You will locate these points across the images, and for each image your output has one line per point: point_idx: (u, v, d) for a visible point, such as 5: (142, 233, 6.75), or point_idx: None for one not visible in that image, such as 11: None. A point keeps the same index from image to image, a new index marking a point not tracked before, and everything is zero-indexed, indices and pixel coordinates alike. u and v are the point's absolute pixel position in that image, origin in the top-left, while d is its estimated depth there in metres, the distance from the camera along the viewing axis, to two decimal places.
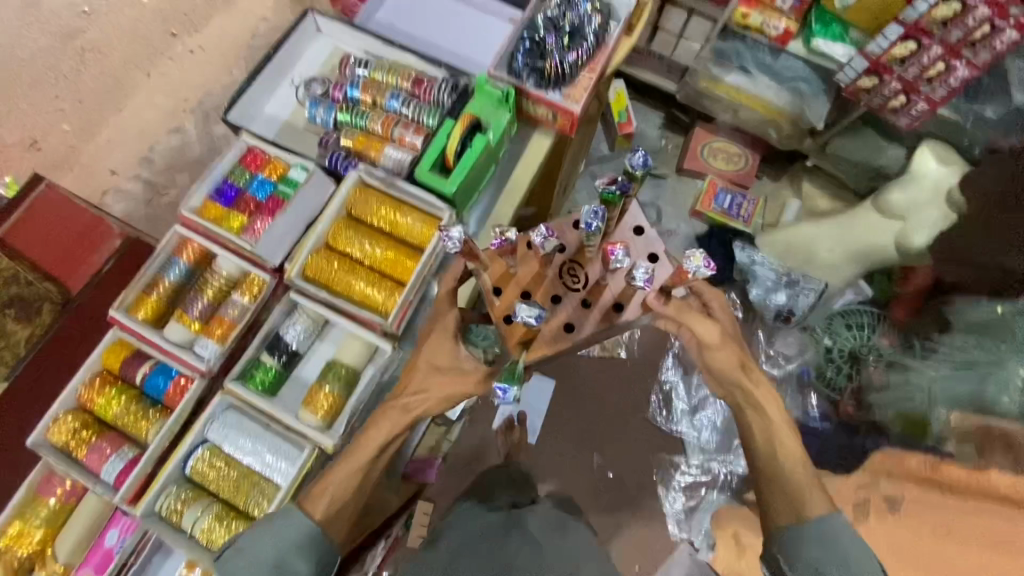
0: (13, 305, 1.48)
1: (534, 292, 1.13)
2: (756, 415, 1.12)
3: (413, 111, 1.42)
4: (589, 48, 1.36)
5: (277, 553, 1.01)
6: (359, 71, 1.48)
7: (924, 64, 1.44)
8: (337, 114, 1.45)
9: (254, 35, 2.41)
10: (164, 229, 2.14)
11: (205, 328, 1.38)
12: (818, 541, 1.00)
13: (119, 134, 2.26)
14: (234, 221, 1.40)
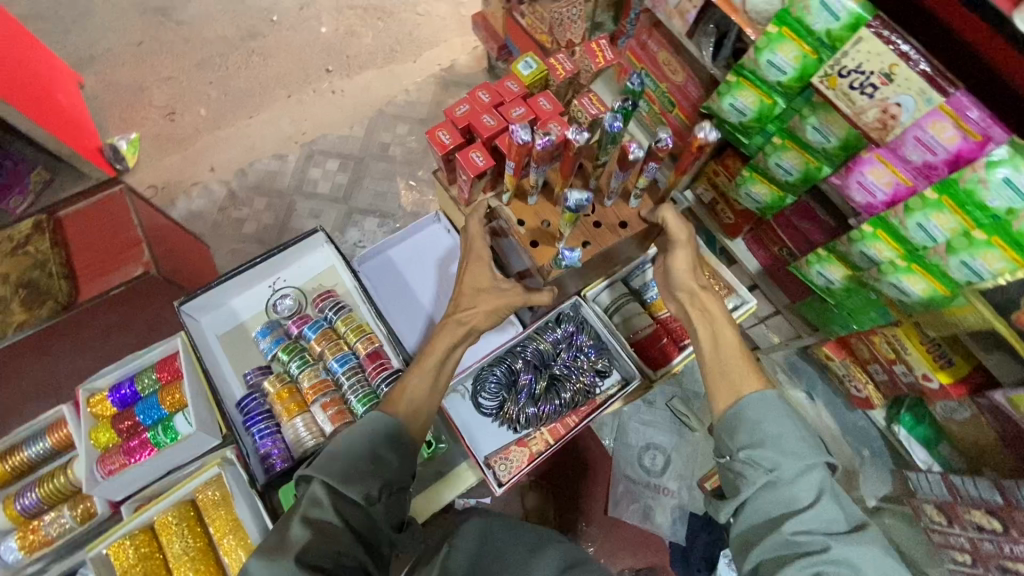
0: (28, 287, 1.61)
1: (556, 205, 1.08)
2: (713, 336, 1.03)
3: (349, 390, 1.18)
4: (560, 408, 1.14)
5: (370, 446, 0.86)
6: (329, 314, 1.27)
7: (1003, 552, 1.08)
8: (279, 352, 1.24)
9: (389, 101, 2.50)
10: (218, 239, 2.24)
11: (22, 526, 1.21)
12: (749, 421, 0.92)
13: (237, 138, 2.42)
14: (103, 432, 1.19)
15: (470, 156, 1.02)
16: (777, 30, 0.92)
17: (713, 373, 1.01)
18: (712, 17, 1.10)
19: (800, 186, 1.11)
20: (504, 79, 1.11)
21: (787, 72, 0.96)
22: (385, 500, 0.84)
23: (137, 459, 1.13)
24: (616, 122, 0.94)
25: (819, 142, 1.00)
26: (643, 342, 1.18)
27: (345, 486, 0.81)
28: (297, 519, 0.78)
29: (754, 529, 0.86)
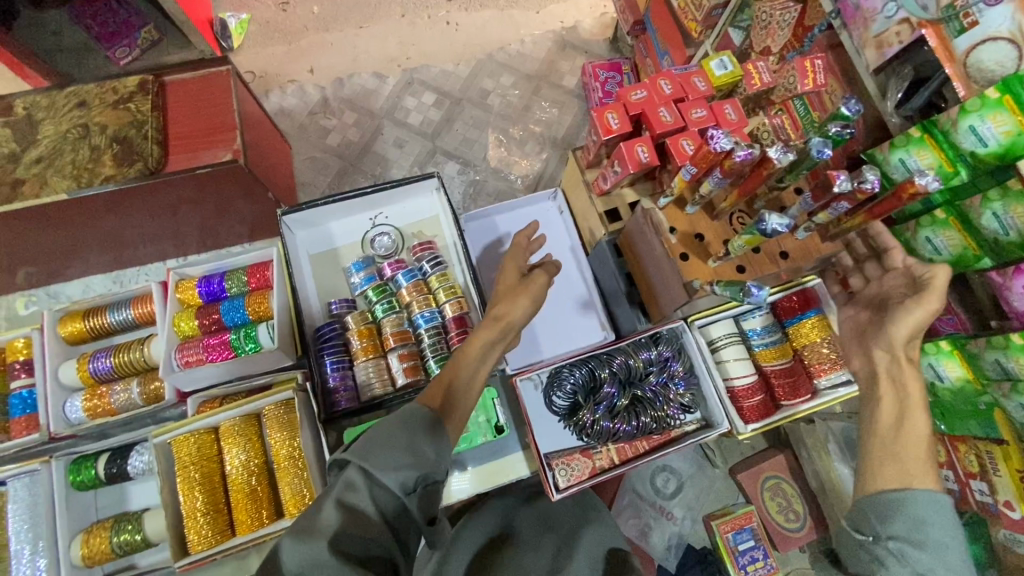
0: (120, 143, 1.61)
1: (713, 222, 1.02)
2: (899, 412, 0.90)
3: (428, 347, 1.19)
4: (631, 432, 1.13)
5: (409, 436, 0.85)
6: (426, 265, 1.25)
7: None
8: (369, 290, 1.24)
9: (501, 48, 2.39)
10: (300, 142, 2.22)
11: (91, 390, 1.26)
12: (912, 513, 0.81)
13: (342, 46, 2.37)
14: (183, 320, 1.20)
15: (636, 149, 1.07)
16: (997, 96, 0.82)
17: (874, 450, 0.90)
18: (911, 58, 0.97)
19: (946, 269, 1.01)
20: (692, 74, 1.13)
21: (988, 145, 0.86)
22: (419, 491, 0.82)
23: (213, 358, 1.16)
24: (824, 149, 0.82)
25: (993, 232, 0.91)
26: (742, 392, 1.08)
27: (382, 473, 0.80)
28: (331, 501, 0.78)
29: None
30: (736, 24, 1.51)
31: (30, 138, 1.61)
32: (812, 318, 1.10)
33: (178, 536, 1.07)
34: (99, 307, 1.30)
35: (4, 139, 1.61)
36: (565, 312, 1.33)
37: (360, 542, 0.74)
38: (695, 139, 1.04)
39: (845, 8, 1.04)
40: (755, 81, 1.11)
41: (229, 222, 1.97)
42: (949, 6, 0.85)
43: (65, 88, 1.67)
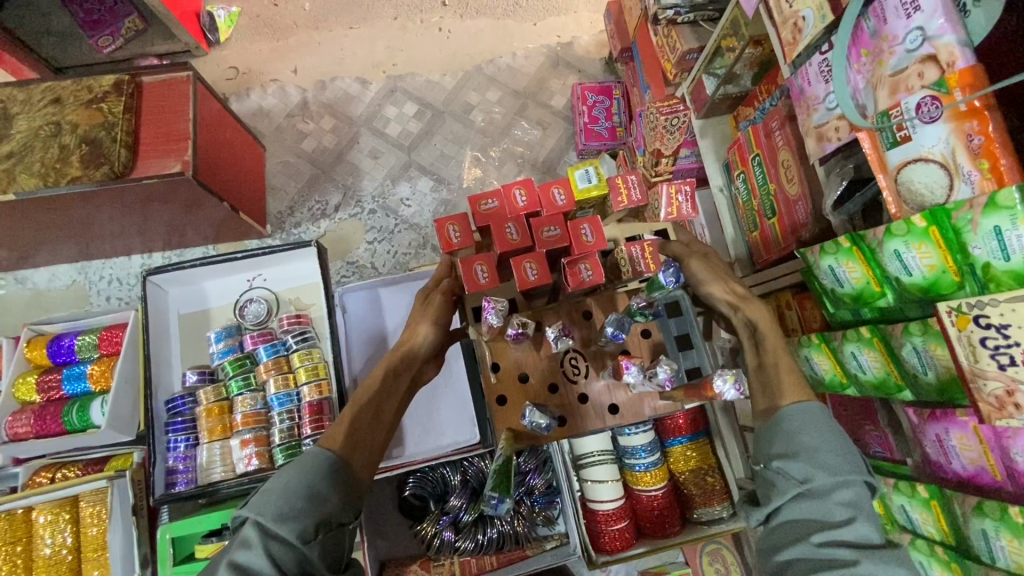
0: (90, 144, 1.59)
1: (541, 359, 0.87)
2: (760, 362, 0.83)
3: (276, 432, 1.15)
4: (481, 544, 1.07)
5: (306, 481, 0.72)
6: (287, 340, 1.22)
7: None
8: (227, 362, 1.22)
9: (492, 60, 2.29)
10: (274, 145, 2.19)
11: None
12: (779, 425, 0.75)
13: (329, 47, 2.30)
14: (25, 384, 1.24)
15: (472, 267, 0.87)
16: (923, 225, 0.72)
17: (756, 387, 0.82)
18: (855, 155, 0.87)
19: (869, 390, 0.90)
20: (551, 184, 0.93)
21: (913, 275, 0.75)
22: (322, 538, 0.70)
23: (42, 430, 1.19)
24: (620, 332, 0.81)
25: (913, 367, 0.81)
26: (609, 518, 1.02)
27: (278, 525, 0.67)
28: (223, 564, 0.66)
29: (780, 538, 0.70)
30: (709, 72, 1.37)
31: (4, 132, 1.59)
32: (685, 442, 1.10)
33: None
34: None
35: None
36: (434, 403, 1.10)
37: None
38: (540, 263, 0.87)
39: (793, 88, 0.94)
40: (621, 200, 0.95)
41: (193, 226, 1.96)
42: (883, 113, 0.75)
43: (42, 83, 1.65)
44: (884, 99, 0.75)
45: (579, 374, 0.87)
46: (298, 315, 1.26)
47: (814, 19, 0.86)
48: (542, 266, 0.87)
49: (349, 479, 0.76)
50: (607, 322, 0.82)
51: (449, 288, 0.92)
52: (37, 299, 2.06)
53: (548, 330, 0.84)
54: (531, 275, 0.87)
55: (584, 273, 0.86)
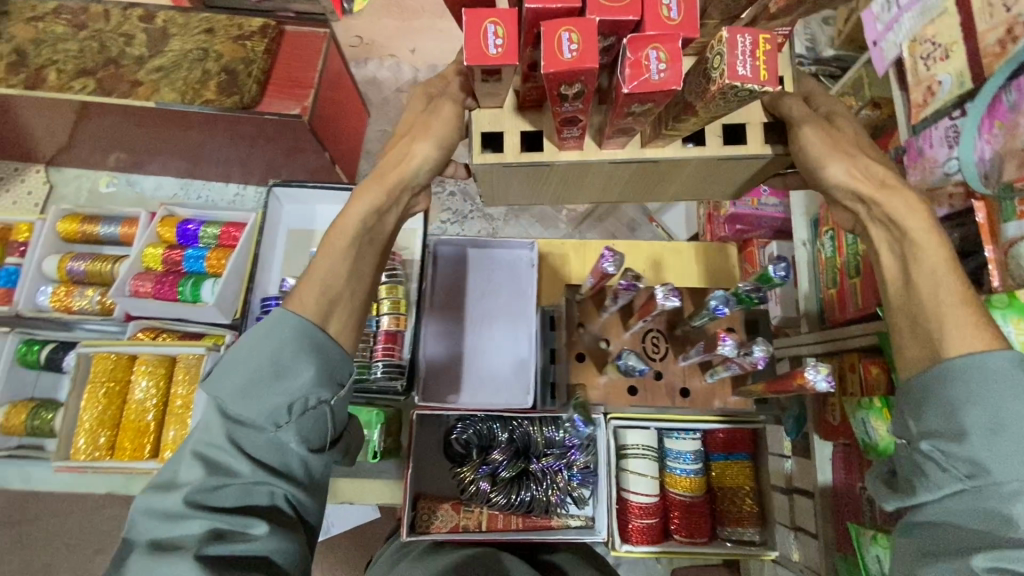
0: (227, 75, 1.75)
1: (625, 332, 0.94)
2: (919, 322, 0.78)
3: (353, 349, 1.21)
4: (513, 505, 1.03)
5: (271, 361, 0.80)
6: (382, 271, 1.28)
7: None
8: None
9: None
10: (378, 113, 2.33)
11: (62, 285, 1.42)
12: (945, 399, 0.71)
13: (448, 35, 2.43)
14: (152, 253, 1.39)
15: (483, 27, 0.72)
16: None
17: (905, 335, 0.80)
18: (963, 226, 0.88)
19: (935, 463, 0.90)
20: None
21: None
22: (295, 419, 0.78)
23: (160, 294, 1.33)
24: (722, 307, 0.83)
25: None
26: (633, 511, 0.98)
27: (244, 409, 0.77)
28: (188, 452, 0.76)
29: (943, 542, 0.67)
30: None
31: (159, 48, 1.78)
32: (743, 458, 1.02)
33: (64, 437, 1.23)
34: (95, 215, 1.48)
35: (138, 43, 1.80)
36: (492, 362, 1.19)
37: (234, 494, 0.74)
38: (584, 35, 0.68)
39: (911, 147, 0.94)
40: None
41: (291, 170, 2.11)
42: (1007, 186, 0.78)
43: (200, 14, 1.84)
44: (1011, 172, 0.77)
45: (659, 354, 0.93)
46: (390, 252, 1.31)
47: (950, 86, 0.88)
48: (587, 43, 0.68)
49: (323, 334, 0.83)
50: (712, 296, 0.84)
51: (461, 102, 0.94)
52: (141, 203, 2.25)
53: (657, 289, 0.81)
54: (568, 47, 0.68)
55: (655, 68, 0.68)
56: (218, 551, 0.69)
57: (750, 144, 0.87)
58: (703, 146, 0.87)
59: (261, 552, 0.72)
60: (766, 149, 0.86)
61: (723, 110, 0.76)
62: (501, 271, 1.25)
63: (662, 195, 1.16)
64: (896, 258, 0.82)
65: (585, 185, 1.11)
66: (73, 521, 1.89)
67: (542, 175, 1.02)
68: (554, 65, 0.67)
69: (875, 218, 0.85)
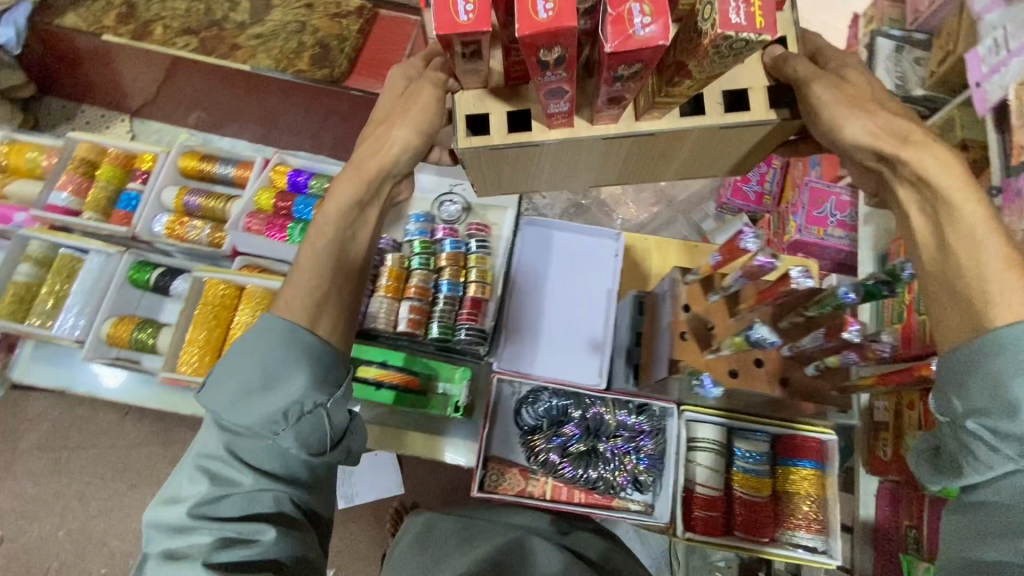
0: (321, 48, 1.89)
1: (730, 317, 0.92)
2: (968, 296, 0.73)
3: (438, 312, 1.25)
4: (580, 478, 1.17)
5: (263, 370, 0.82)
6: (473, 242, 1.31)
7: None
8: (417, 240, 1.31)
9: None
10: None
11: (176, 214, 1.50)
12: (991, 373, 0.68)
13: None
14: (265, 196, 1.48)
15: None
16: None
17: (942, 304, 0.77)
18: None
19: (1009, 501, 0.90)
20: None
21: None
22: (293, 426, 0.80)
23: (269, 233, 1.41)
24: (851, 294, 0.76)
25: None
26: (698, 500, 1.09)
27: (240, 420, 0.80)
28: (190, 466, 0.80)
29: (997, 523, 0.67)
30: None
31: (262, 16, 1.94)
32: (810, 467, 1.08)
33: (172, 352, 1.29)
34: (215, 155, 1.57)
35: (244, 10, 1.96)
36: (570, 343, 1.22)
37: (237, 505, 0.77)
38: None
39: (1008, 189, 0.98)
40: None
41: None
42: None
43: None
44: None
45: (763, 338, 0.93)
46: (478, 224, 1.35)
47: None
48: (562, 1, 0.62)
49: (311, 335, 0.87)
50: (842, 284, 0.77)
51: (439, 82, 0.92)
52: None
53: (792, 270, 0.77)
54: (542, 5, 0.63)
55: (640, 23, 0.63)
56: (228, 559, 0.73)
57: (754, 108, 0.82)
58: (705, 114, 0.82)
59: (273, 555, 0.76)
60: (772, 116, 0.82)
61: (719, 67, 0.70)
62: (586, 258, 1.28)
63: (660, 176, 1.11)
64: (932, 227, 0.78)
65: (578, 171, 1.07)
66: (113, 454, 1.96)
67: (532, 161, 0.97)
68: (529, 27, 0.61)
69: (905, 179, 0.81)
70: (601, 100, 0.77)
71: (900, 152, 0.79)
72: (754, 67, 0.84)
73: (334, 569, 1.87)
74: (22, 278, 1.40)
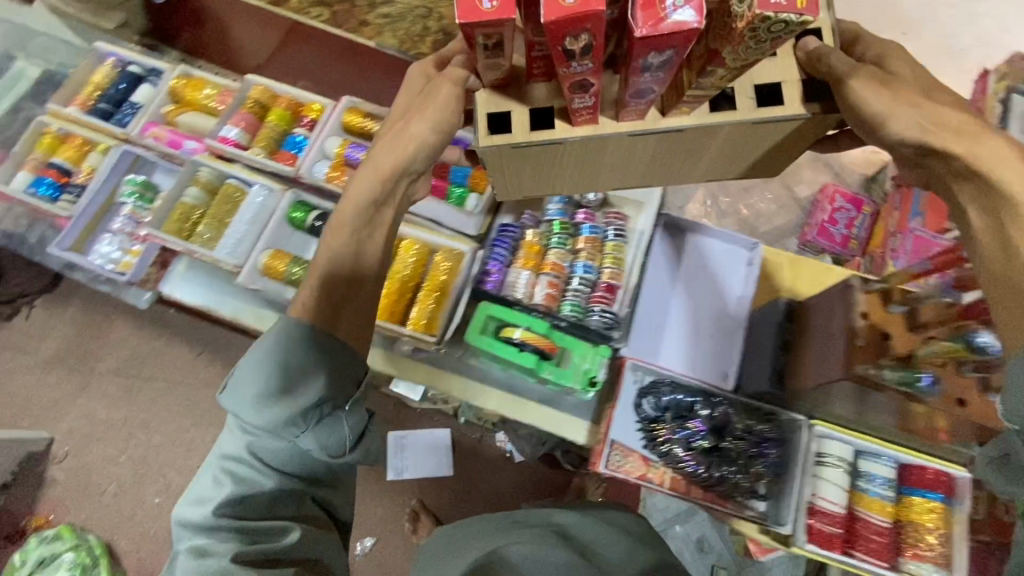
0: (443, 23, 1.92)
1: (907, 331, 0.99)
2: (1015, 285, 0.73)
3: (572, 289, 1.30)
4: (699, 471, 1.23)
5: (281, 371, 0.83)
6: (612, 232, 1.34)
7: None
8: (557, 221, 1.37)
9: None
10: None
11: (335, 162, 1.49)
12: None
13: None
14: None
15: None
16: None
17: (1018, 291, 0.73)
18: None
19: None
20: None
21: None
22: (312, 427, 0.81)
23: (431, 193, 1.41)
24: None
25: None
26: (823, 513, 1.14)
27: (256, 424, 0.81)
28: (213, 466, 0.84)
29: None
30: None
31: None
32: (936, 500, 1.13)
33: None
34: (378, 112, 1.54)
35: None
36: (696, 341, 1.33)
37: (261, 506, 0.82)
38: None
39: None
40: None
41: None
42: None
43: None
44: None
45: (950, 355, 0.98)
46: (617, 211, 1.37)
47: None
48: None
49: (327, 333, 0.88)
50: None
51: (460, 78, 0.90)
52: None
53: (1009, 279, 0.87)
54: None
55: (671, 8, 0.60)
56: (255, 557, 0.78)
57: (787, 103, 0.79)
58: (734, 108, 0.80)
59: (296, 553, 0.81)
60: (803, 112, 0.79)
61: (755, 55, 0.67)
62: (717, 260, 1.38)
63: (687, 177, 1.06)
64: (990, 221, 0.75)
65: (602, 172, 1.01)
66: (184, 391, 2.05)
67: (553, 161, 0.94)
68: (554, 13, 0.58)
69: (959, 174, 0.77)
70: (629, 92, 0.73)
71: (950, 146, 0.75)
72: (786, 61, 0.81)
73: (373, 537, 1.91)
74: (189, 200, 1.47)
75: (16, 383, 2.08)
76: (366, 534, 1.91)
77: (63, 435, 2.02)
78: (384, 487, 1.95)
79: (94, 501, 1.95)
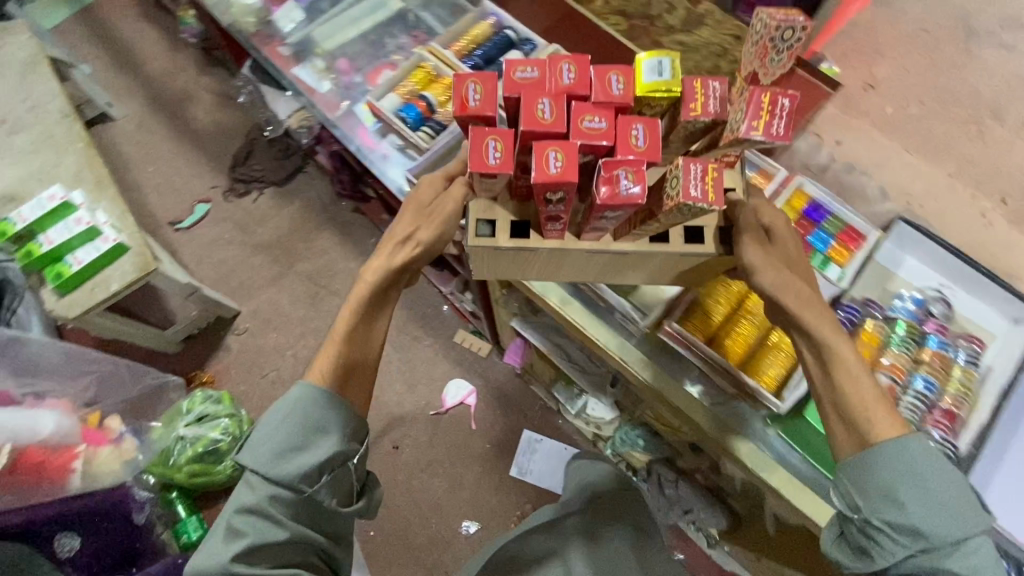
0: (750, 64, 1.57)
1: None
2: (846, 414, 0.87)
3: (909, 401, 1.10)
4: None
5: (300, 431, 0.93)
6: (961, 356, 1.16)
7: None
8: (903, 319, 1.17)
9: None
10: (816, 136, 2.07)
11: None
12: (898, 471, 0.82)
13: None
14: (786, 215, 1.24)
15: (485, 143, 0.83)
16: None
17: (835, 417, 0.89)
18: None
19: None
20: (611, 70, 0.87)
21: None
22: (327, 478, 0.91)
23: None
24: None
25: None
26: None
27: (274, 480, 0.89)
28: (227, 520, 0.88)
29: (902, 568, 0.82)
30: None
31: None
32: None
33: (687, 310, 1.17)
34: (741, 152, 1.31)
35: None
36: None
37: (274, 553, 0.88)
38: (567, 154, 0.80)
39: None
40: (694, 109, 0.85)
41: None
42: None
43: None
44: None
45: None
46: (966, 336, 1.20)
47: None
48: (568, 160, 0.80)
49: (347, 400, 0.98)
50: None
51: (461, 198, 0.97)
52: None
53: None
54: (552, 162, 0.80)
55: (625, 186, 0.80)
56: None
57: (706, 243, 0.92)
58: (666, 242, 0.92)
59: None
60: (715, 249, 0.91)
61: (679, 219, 0.85)
62: None
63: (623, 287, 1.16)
64: (818, 362, 0.90)
65: (563, 276, 1.09)
66: None
67: (527, 263, 1.03)
68: (542, 178, 0.78)
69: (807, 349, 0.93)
70: (591, 227, 0.90)
71: (802, 310, 0.89)
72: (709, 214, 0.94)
73: (479, 523, 1.93)
74: None
75: (226, 253, 2.31)
76: (471, 519, 1.94)
77: (248, 312, 2.22)
78: (505, 480, 1.97)
79: (254, 380, 2.13)
